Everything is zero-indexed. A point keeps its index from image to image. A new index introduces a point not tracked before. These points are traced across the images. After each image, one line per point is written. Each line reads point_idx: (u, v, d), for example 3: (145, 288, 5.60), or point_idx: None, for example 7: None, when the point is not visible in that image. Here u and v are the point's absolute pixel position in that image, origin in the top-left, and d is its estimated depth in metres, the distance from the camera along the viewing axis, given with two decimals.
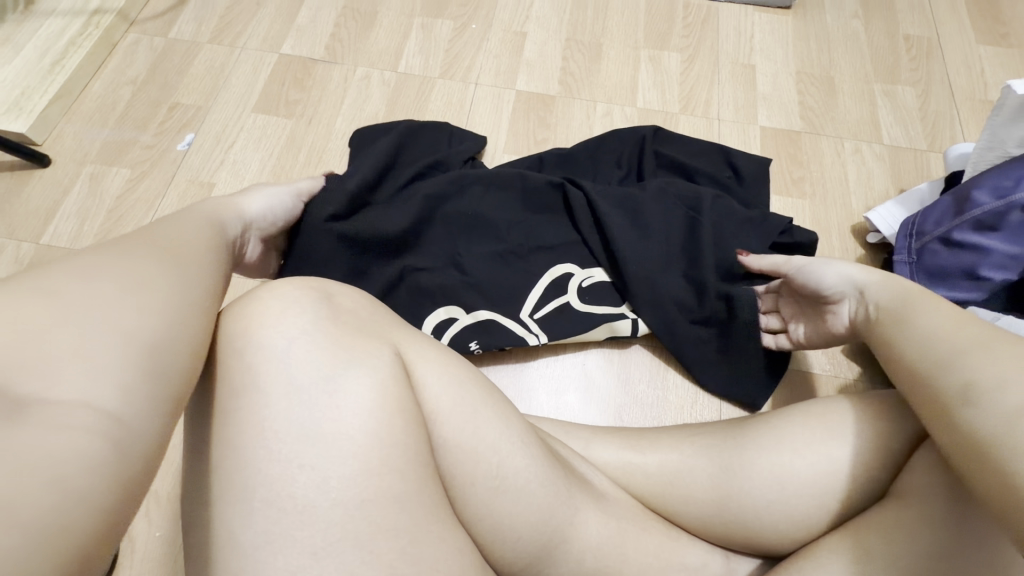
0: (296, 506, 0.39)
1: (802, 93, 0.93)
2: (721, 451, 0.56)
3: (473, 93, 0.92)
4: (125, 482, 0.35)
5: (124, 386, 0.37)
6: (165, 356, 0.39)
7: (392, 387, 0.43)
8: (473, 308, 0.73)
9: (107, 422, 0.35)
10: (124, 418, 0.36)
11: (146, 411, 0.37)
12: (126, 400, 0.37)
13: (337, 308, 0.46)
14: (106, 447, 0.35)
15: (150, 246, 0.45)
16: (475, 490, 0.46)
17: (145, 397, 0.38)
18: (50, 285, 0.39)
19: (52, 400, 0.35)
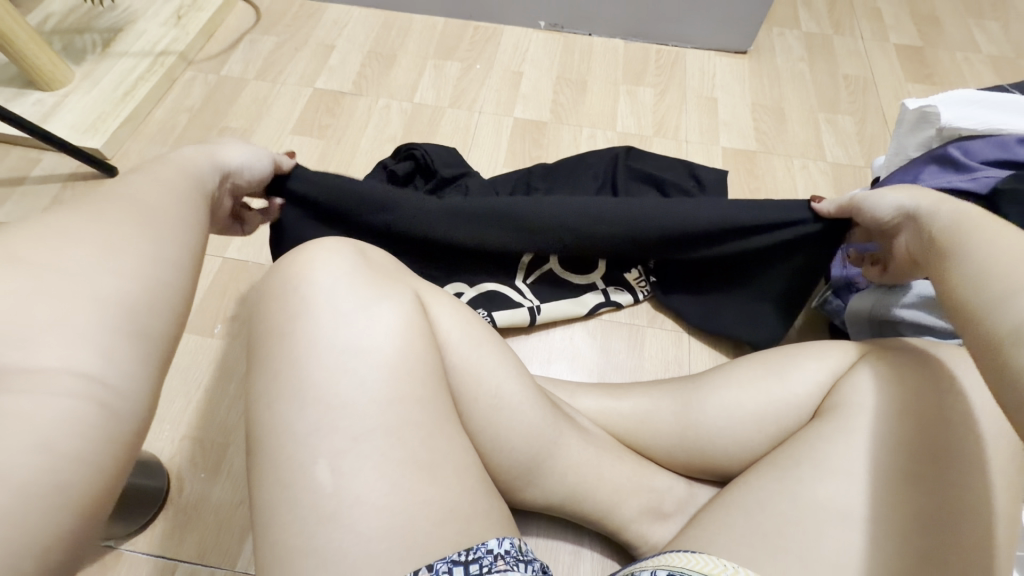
0: (340, 401, 0.50)
1: (757, 120, 1.10)
2: (683, 392, 0.67)
3: (477, 121, 1.08)
4: (125, 440, 0.37)
5: (105, 345, 0.38)
6: (145, 314, 0.42)
7: (415, 318, 0.55)
8: (476, 281, 0.83)
9: (91, 385, 0.36)
10: (110, 377, 0.37)
11: (133, 364, 0.39)
12: (111, 359, 0.38)
13: (370, 262, 0.59)
14: (93, 407, 0.36)
15: (121, 211, 0.46)
16: (479, 406, 0.57)
17: (128, 351, 0.39)
18: (20, 259, 0.39)
19: (31, 368, 0.35)
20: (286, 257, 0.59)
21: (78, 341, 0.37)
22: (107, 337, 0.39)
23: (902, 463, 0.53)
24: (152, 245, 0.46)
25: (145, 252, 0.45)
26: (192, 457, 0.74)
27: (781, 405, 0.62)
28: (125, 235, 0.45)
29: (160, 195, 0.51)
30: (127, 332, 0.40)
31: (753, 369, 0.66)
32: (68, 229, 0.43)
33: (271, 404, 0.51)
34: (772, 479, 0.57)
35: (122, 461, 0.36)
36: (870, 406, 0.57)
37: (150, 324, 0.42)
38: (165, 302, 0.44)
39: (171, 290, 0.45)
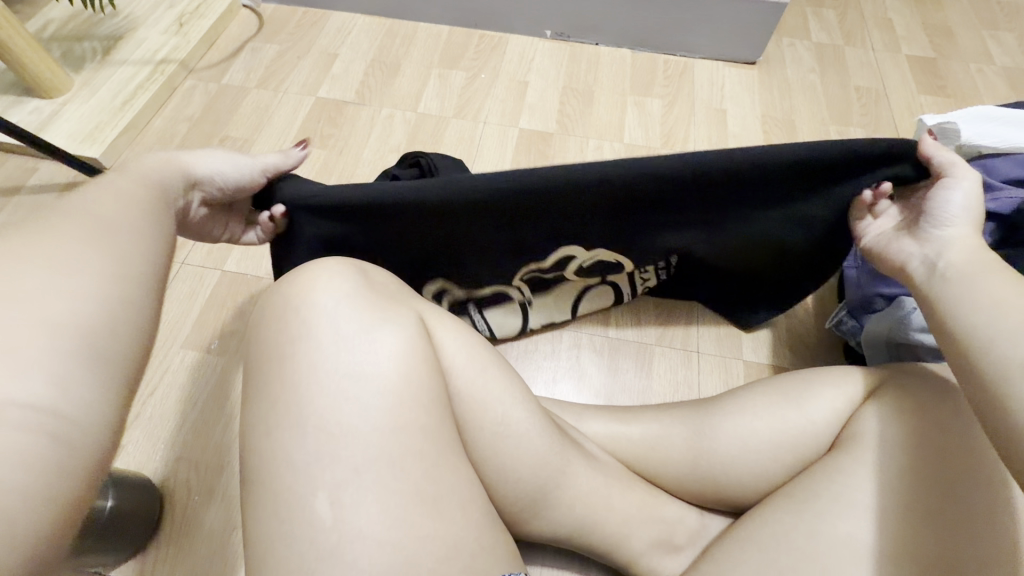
0: (342, 430, 0.48)
1: (766, 133, 1.08)
2: (694, 419, 0.64)
3: (481, 129, 1.07)
4: (83, 471, 0.37)
5: (60, 376, 0.37)
6: (107, 342, 0.41)
7: (418, 341, 0.53)
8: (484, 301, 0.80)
9: (47, 418, 0.36)
10: (62, 411, 0.37)
11: (92, 394, 0.39)
12: (65, 389, 0.37)
13: (371, 281, 0.57)
14: (48, 442, 0.35)
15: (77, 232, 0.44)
16: (484, 433, 0.55)
17: (82, 381, 0.38)
18: None
19: None
20: (285, 276, 0.57)
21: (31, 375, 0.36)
22: (67, 366, 0.38)
23: (926, 500, 0.50)
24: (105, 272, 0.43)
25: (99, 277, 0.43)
26: (186, 479, 0.72)
27: (796, 434, 0.60)
28: (81, 257, 0.43)
29: (123, 207, 0.48)
30: (86, 363, 0.39)
31: (768, 395, 0.63)
32: (19, 252, 0.41)
33: (267, 433, 0.48)
34: (789, 512, 0.54)
35: (69, 508, 0.35)
36: (894, 437, 0.54)
37: (113, 355, 0.41)
38: (126, 333, 0.43)
39: (129, 319, 0.43)
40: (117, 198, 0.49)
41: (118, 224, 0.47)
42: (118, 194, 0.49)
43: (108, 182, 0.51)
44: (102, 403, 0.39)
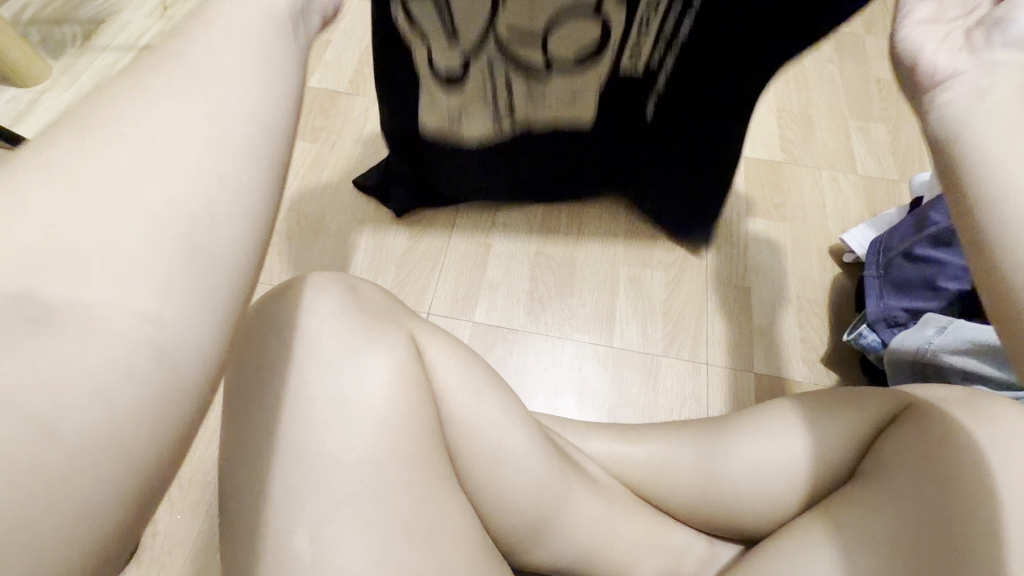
0: (322, 462, 0.44)
1: (782, 128, 1.03)
2: (704, 441, 0.61)
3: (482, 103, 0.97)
4: (176, 412, 0.27)
5: (167, 283, 0.27)
6: (212, 237, 0.29)
7: (408, 364, 0.49)
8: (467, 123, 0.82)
9: (148, 341, 0.27)
10: (168, 325, 0.27)
11: (195, 332, 0.28)
12: (169, 298, 0.27)
13: (360, 297, 0.53)
14: (151, 365, 0.27)
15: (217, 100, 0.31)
16: (479, 461, 0.51)
17: (189, 293, 0.28)
18: (101, 133, 0.29)
19: (90, 309, 0.26)
20: (265, 292, 0.53)
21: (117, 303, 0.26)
22: (167, 287, 0.27)
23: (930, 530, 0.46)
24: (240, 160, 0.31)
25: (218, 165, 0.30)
26: (171, 495, 0.69)
27: (810, 459, 0.56)
28: (200, 140, 0.30)
29: (235, 54, 0.33)
30: (189, 293, 0.28)
31: (782, 416, 0.59)
32: (147, 101, 0.30)
33: (245, 466, 0.45)
34: (803, 546, 0.50)
35: (146, 467, 0.26)
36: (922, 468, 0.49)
37: (216, 278, 0.29)
38: (241, 255, 0.30)
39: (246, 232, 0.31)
40: (231, 47, 0.33)
41: (240, 90, 0.32)
42: (234, 36, 0.33)
43: (239, 1, 0.35)
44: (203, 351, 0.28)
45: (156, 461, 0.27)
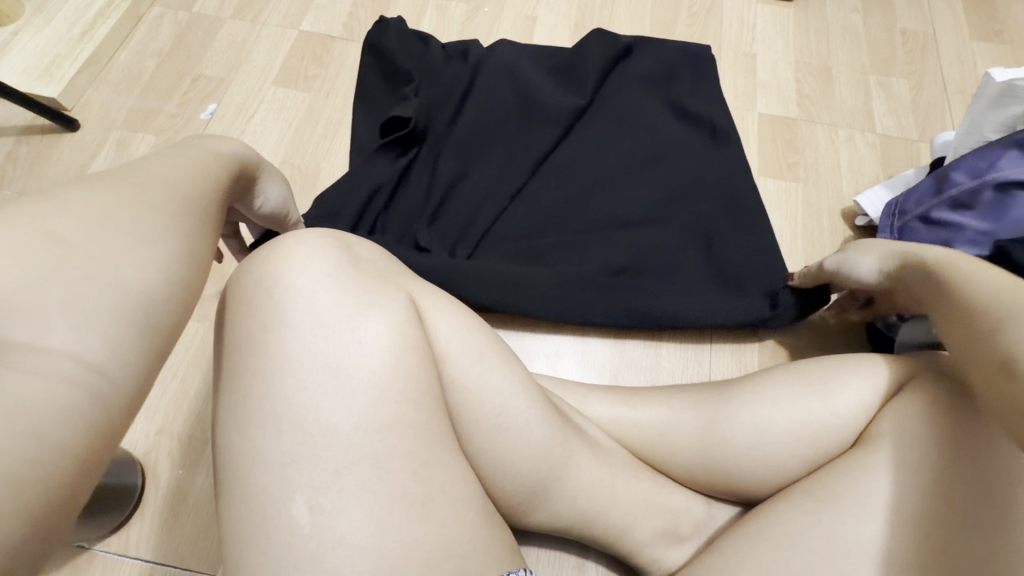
0: (321, 429, 0.43)
1: (799, 81, 0.97)
2: (707, 406, 0.60)
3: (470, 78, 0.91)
4: (102, 432, 0.35)
5: (114, 337, 0.37)
6: (156, 309, 0.40)
7: (407, 327, 0.48)
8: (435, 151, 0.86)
9: (88, 372, 0.35)
10: (102, 365, 0.36)
11: (123, 355, 0.37)
12: (114, 346, 0.37)
13: (356, 257, 0.51)
14: (83, 396, 0.35)
15: (160, 194, 0.44)
16: (481, 425, 0.50)
17: (124, 340, 0.38)
18: (59, 226, 0.39)
19: (41, 346, 0.35)
20: (256, 252, 0.51)
21: (69, 331, 0.36)
22: (115, 342, 0.37)
23: (931, 505, 0.47)
24: (170, 230, 0.43)
25: (157, 231, 0.42)
26: (170, 453, 0.69)
27: (814, 426, 0.55)
28: (139, 215, 0.42)
29: (181, 167, 0.48)
30: (119, 327, 0.38)
31: (787, 384, 0.58)
32: (99, 193, 0.42)
33: (240, 430, 0.44)
34: (807, 514, 0.50)
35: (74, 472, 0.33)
36: (923, 436, 0.50)
37: (148, 315, 0.39)
38: (168, 296, 0.41)
39: (172, 281, 0.41)
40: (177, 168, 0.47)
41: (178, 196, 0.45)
42: (182, 159, 0.49)
43: (183, 147, 0.50)
44: (128, 372, 0.37)
45: (89, 454, 0.34)
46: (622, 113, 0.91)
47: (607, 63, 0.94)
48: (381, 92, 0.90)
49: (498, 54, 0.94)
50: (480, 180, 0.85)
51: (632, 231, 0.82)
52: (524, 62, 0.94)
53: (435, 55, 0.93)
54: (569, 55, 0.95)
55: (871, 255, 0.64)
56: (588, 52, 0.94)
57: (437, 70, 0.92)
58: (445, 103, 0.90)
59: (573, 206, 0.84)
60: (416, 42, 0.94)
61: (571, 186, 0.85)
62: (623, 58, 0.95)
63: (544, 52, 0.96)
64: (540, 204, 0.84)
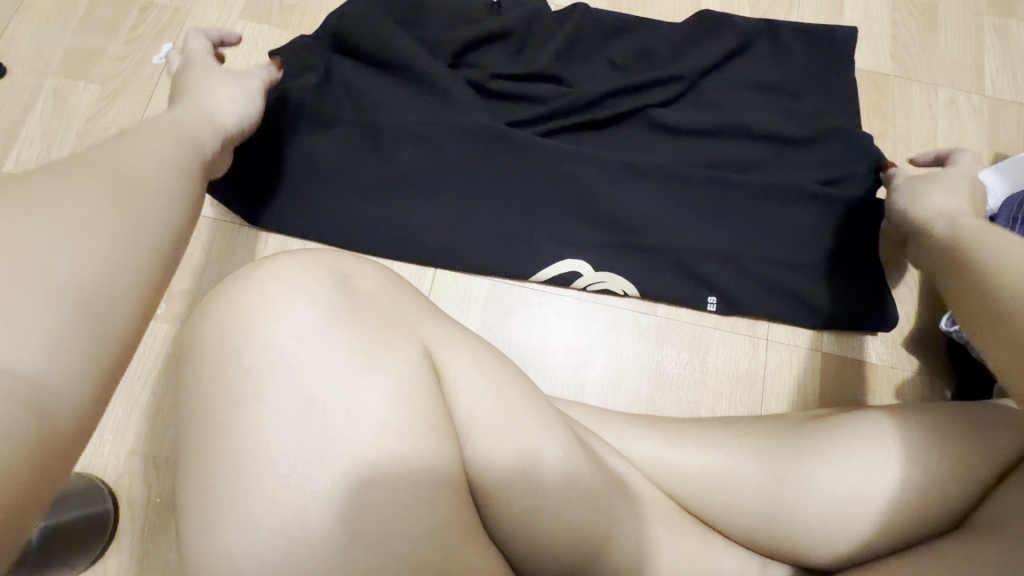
0: (307, 543, 0.33)
1: (895, 25, 0.79)
2: (775, 459, 0.51)
3: (513, 52, 0.76)
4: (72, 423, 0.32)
5: (53, 340, 0.32)
6: (106, 305, 0.35)
7: (421, 399, 0.36)
8: (482, 129, 0.71)
9: (26, 387, 0.31)
10: (45, 382, 0.31)
11: (75, 370, 0.33)
12: (53, 355, 0.32)
13: (355, 296, 0.39)
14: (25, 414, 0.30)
15: (100, 178, 0.40)
16: (513, 512, 0.40)
17: (77, 349, 0.33)
18: (34, 198, 0.36)
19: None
20: (223, 282, 0.38)
21: (44, 327, 0.32)
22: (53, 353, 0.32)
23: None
24: (135, 222, 0.39)
25: (127, 238, 0.38)
26: (145, 476, 0.64)
27: (914, 496, 0.48)
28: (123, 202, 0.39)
29: (151, 168, 0.44)
30: (76, 351, 0.33)
31: (883, 441, 0.49)
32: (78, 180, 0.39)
33: (198, 532, 0.34)
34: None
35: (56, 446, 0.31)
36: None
37: (101, 313, 0.35)
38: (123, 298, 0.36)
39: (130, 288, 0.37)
40: (143, 152, 0.45)
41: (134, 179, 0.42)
42: (158, 139, 0.48)
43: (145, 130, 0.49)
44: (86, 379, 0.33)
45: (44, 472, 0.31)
46: (703, 96, 0.75)
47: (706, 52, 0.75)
48: (404, 61, 0.73)
49: (565, 26, 0.77)
50: (529, 179, 0.71)
51: (679, 279, 0.69)
52: (591, 45, 0.77)
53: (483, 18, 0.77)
54: (657, 41, 0.77)
55: (948, 197, 0.58)
56: (676, 40, 0.76)
57: (484, 31, 0.75)
58: (489, 81, 0.74)
59: (639, 234, 0.70)
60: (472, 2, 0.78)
61: (638, 220, 0.70)
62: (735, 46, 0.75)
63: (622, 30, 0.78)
64: (567, 273, 0.70)
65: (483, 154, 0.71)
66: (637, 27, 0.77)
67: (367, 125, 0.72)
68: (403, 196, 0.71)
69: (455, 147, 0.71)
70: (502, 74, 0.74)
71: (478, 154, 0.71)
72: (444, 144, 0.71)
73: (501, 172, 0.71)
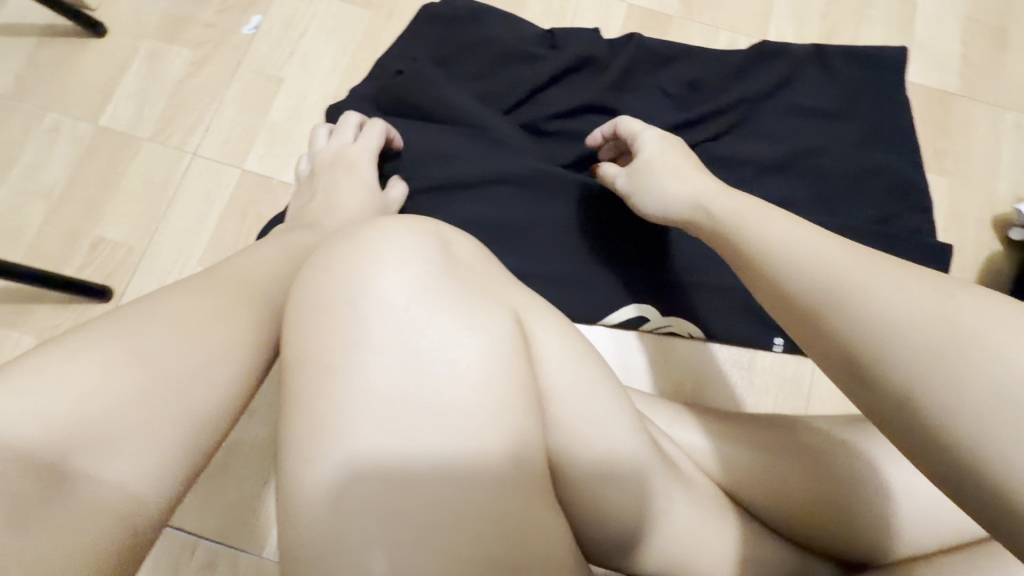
0: (405, 478, 0.35)
1: (965, 45, 0.79)
2: (824, 452, 0.53)
3: (571, 85, 0.75)
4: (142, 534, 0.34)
5: (160, 463, 0.35)
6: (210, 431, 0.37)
7: (514, 359, 0.39)
8: (545, 170, 0.70)
9: (127, 501, 0.34)
10: (138, 494, 0.34)
11: (166, 486, 0.35)
12: (159, 475, 0.35)
13: (454, 260, 0.42)
14: (120, 523, 0.33)
15: (240, 299, 0.42)
16: (583, 474, 0.42)
17: (172, 469, 0.36)
18: (176, 309, 0.40)
19: (100, 472, 0.33)
20: (334, 242, 0.41)
21: (153, 451, 0.35)
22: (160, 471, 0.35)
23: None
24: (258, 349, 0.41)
25: (240, 361, 0.40)
26: None
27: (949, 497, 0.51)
28: (255, 328, 0.42)
29: (274, 276, 0.47)
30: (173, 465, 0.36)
31: None
32: (202, 288, 0.42)
33: (300, 460, 0.36)
34: None
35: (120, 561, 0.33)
36: None
37: (203, 436, 0.37)
38: (222, 416, 0.38)
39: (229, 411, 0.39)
40: (265, 263, 0.48)
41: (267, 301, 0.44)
42: (267, 256, 0.49)
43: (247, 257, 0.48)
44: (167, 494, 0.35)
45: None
46: (755, 128, 0.74)
47: (769, 84, 0.75)
48: (458, 93, 0.72)
49: (621, 61, 0.76)
50: (592, 204, 0.70)
51: (737, 308, 0.71)
52: (644, 74, 0.76)
53: (544, 55, 0.75)
54: (712, 71, 0.76)
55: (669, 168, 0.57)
56: (729, 70, 0.76)
57: (551, 70, 0.74)
58: (547, 118, 0.73)
59: (698, 271, 0.71)
60: (521, 30, 0.77)
61: (694, 250, 0.70)
62: (793, 76, 0.76)
63: (675, 59, 0.77)
64: (633, 317, 0.70)
65: (545, 197, 0.70)
66: (690, 59, 0.77)
67: (432, 140, 0.71)
68: (468, 201, 0.70)
69: (523, 172, 0.70)
70: (563, 109, 0.73)
71: (540, 193, 0.70)
72: (507, 179, 0.70)
73: (565, 206, 0.70)
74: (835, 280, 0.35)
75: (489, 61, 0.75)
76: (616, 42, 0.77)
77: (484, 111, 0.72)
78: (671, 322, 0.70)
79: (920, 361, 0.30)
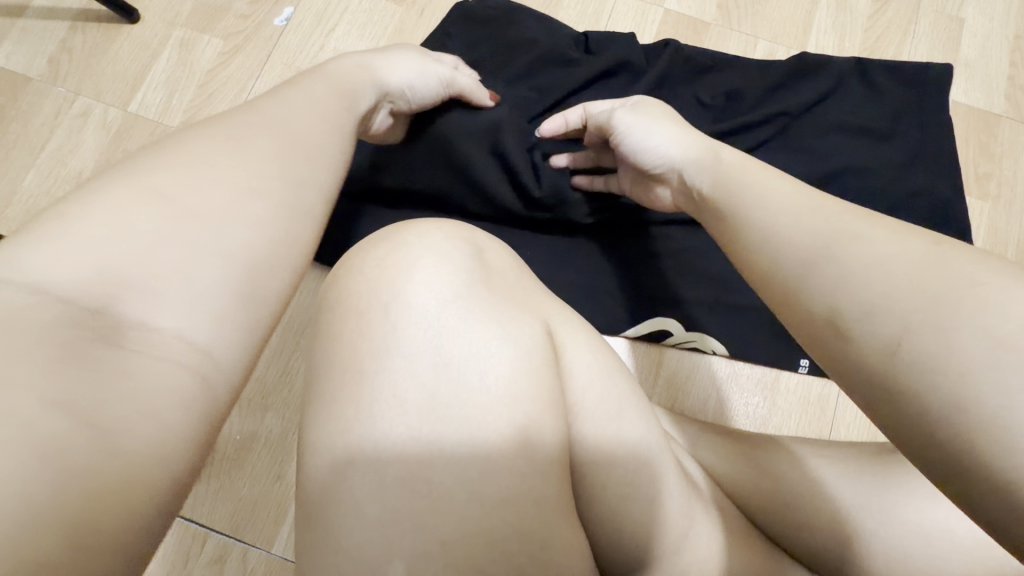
0: (430, 491, 0.34)
1: (1013, 66, 0.77)
2: (856, 482, 0.51)
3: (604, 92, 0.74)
4: (217, 405, 0.33)
5: (220, 313, 0.34)
6: (266, 279, 0.37)
7: (545, 374, 0.38)
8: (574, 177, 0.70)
9: (197, 356, 0.33)
10: (212, 353, 0.34)
11: (235, 347, 0.35)
12: (218, 327, 0.34)
13: (488, 270, 0.41)
14: (193, 380, 0.32)
15: (269, 142, 0.42)
16: (609, 496, 0.40)
17: (235, 322, 0.35)
18: (203, 154, 0.39)
19: (152, 325, 0.32)
20: (367, 245, 0.41)
21: (216, 298, 0.34)
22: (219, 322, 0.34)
23: None
24: (300, 186, 0.41)
25: (287, 200, 0.40)
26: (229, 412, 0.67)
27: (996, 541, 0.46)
28: (295, 170, 0.42)
29: (316, 125, 0.47)
30: (237, 323, 0.35)
31: None
32: (215, 139, 0.41)
33: (324, 465, 0.35)
34: None
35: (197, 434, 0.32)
36: None
37: (261, 281, 0.37)
38: (277, 260, 0.38)
39: (280, 252, 0.38)
40: (301, 112, 0.47)
41: (305, 145, 0.44)
42: (307, 100, 0.48)
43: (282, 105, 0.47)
44: (238, 351, 0.35)
45: (206, 432, 0.33)
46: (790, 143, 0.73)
47: (807, 97, 0.73)
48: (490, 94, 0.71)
49: (657, 68, 0.74)
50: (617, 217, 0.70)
51: (763, 327, 0.69)
52: (680, 82, 0.75)
53: (579, 59, 0.74)
54: (750, 83, 0.74)
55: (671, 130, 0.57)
56: (768, 81, 0.74)
57: (585, 75, 0.73)
58: None
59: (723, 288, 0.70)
60: (556, 33, 0.76)
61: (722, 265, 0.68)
62: (834, 90, 0.74)
63: (713, 68, 0.75)
64: (655, 330, 0.69)
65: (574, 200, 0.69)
66: (727, 69, 0.75)
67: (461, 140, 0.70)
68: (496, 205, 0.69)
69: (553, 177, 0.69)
70: None
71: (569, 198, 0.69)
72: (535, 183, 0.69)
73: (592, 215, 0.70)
74: (863, 285, 0.32)
75: (522, 63, 0.74)
76: (653, 49, 0.76)
77: (516, 114, 0.71)
78: (694, 339, 0.69)
79: (956, 386, 0.27)
